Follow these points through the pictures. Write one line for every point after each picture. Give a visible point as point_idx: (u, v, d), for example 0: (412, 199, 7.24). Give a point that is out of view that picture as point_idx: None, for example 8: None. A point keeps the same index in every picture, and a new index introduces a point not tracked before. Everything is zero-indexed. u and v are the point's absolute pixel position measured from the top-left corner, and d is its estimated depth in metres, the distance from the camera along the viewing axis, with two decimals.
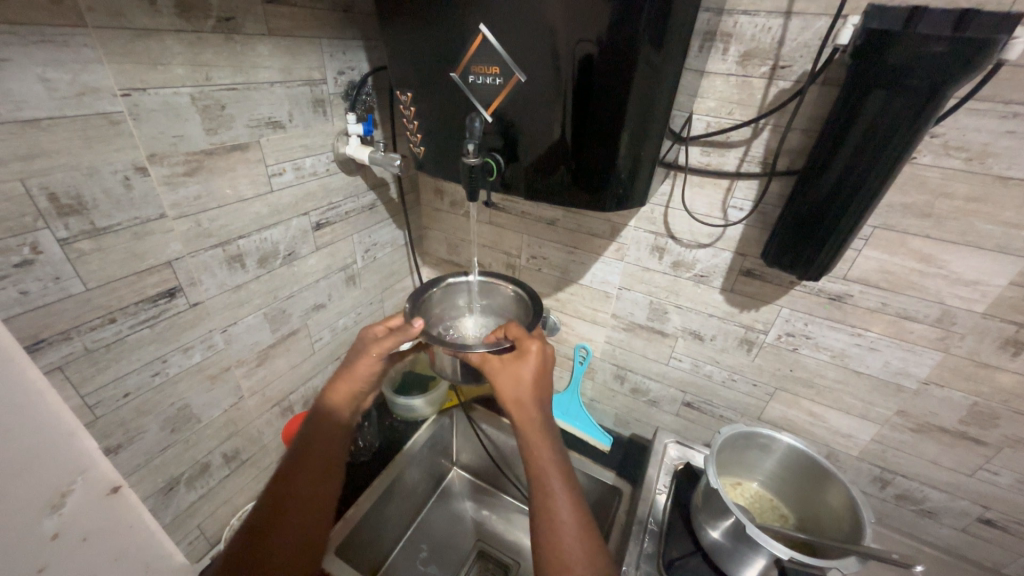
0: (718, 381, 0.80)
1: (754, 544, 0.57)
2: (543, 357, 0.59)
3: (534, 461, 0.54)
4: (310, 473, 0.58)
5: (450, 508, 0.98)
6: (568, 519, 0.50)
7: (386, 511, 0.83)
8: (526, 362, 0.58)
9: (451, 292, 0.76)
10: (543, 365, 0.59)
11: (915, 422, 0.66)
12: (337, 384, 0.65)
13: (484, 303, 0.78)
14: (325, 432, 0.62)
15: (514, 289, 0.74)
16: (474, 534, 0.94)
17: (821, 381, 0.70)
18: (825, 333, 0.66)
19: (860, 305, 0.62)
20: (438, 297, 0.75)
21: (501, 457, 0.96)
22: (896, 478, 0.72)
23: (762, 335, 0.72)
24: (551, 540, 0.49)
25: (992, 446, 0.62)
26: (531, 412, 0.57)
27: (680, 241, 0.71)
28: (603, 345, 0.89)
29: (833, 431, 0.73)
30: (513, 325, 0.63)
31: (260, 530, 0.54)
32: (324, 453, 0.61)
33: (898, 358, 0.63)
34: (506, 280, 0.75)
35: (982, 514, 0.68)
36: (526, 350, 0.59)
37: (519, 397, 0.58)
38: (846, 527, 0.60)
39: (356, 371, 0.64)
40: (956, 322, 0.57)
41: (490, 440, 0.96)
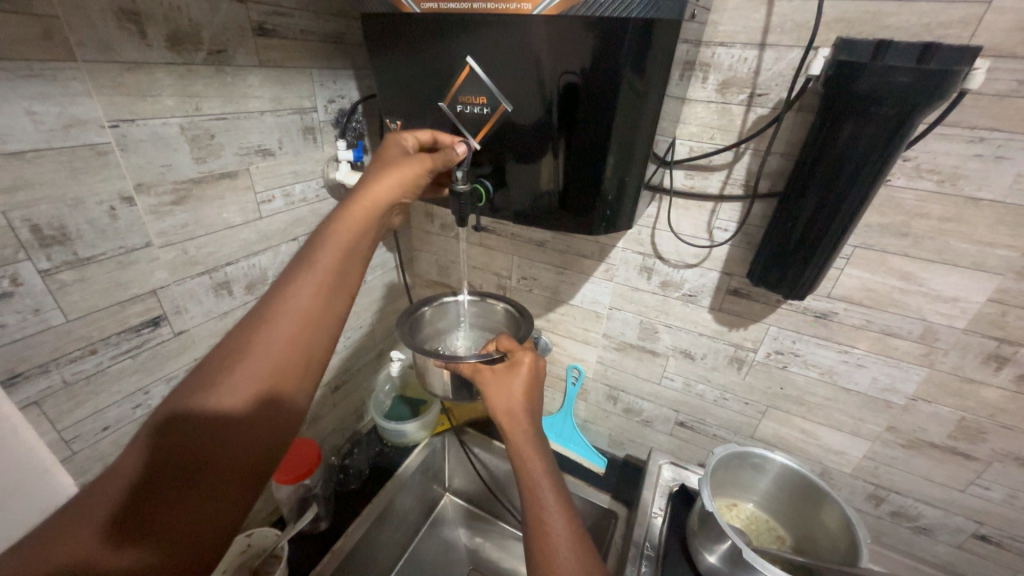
0: (711, 400, 0.80)
1: (751, 569, 0.55)
2: (536, 369, 0.60)
3: (525, 473, 0.53)
4: (315, 283, 0.38)
5: (442, 537, 0.96)
6: (561, 528, 0.48)
7: (377, 540, 0.80)
8: (520, 372, 0.58)
9: (439, 312, 0.76)
10: (534, 376, 0.59)
11: (905, 437, 0.66)
12: (343, 225, 0.42)
13: (474, 322, 0.79)
14: (333, 263, 0.40)
15: (505, 306, 0.75)
16: (468, 563, 0.92)
17: (812, 398, 0.71)
18: (813, 351, 0.67)
19: (846, 323, 0.63)
20: (430, 315, 0.75)
21: (494, 481, 0.94)
22: (891, 494, 0.71)
23: (752, 354, 0.72)
24: (545, 556, 0.46)
25: (982, 460, 0.62)
26: (521, 422, 0.56)
27: (667, 261, 0.72)
28: (595, 365, 0.89)
29: (825, 448, 0.73)
30: (504, 337, 0.64)
31: (236, 343, 0.35)
32: (325, 269, 0.39)
33: (885, 374, 0.64)
34: (498, 298, 0.76)
35: (977, 530, 0.67)
36: (519, 363, 0.59)
37: (509, 408, 0.57)
38: (843, 549, 0.59)
39: (372, 200, 0.44)
40: (938, 338, 0.59)
41: (483, 465, 0.94)
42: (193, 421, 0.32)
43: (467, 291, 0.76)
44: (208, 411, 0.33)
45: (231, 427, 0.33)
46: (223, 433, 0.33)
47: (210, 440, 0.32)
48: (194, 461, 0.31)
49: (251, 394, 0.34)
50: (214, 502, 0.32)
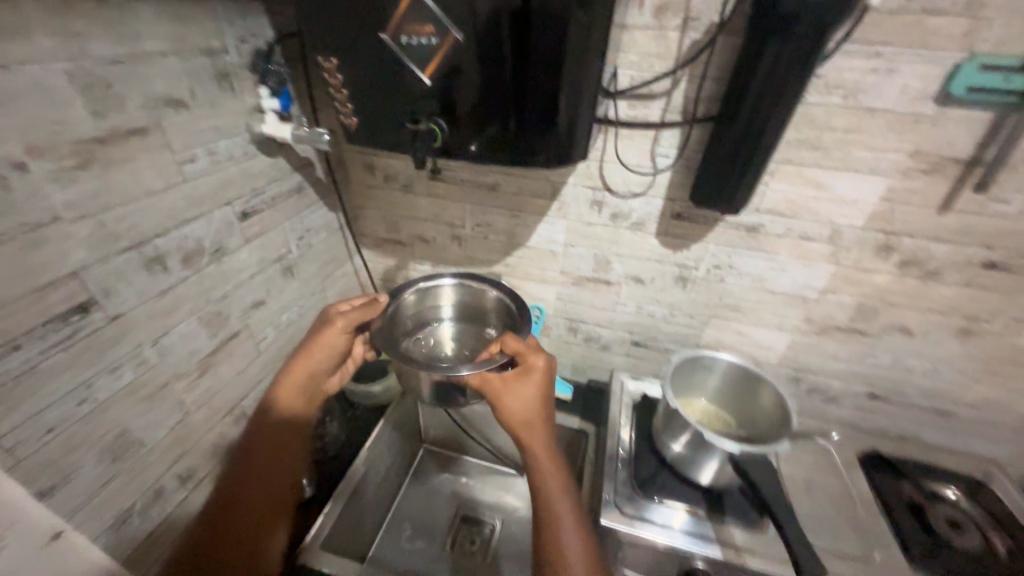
0: (661, 319, 0.88)
1: (708, 447, 0.64)
2: (547, 374, 0.61)
3: (538, 475, 0.57)
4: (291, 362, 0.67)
5: (424, 484, 0.99)
6: (571, 529, 0.54)
7: (364, 497, 0.82)
8: (533, 378, 0.60)
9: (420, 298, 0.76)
10: (546, 382, 0.61)
11: (818, 325, 0.79)
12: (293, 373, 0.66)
13: (464, 308, 0.79)
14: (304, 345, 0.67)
15: (497, 295, 0.74)
16: (454, 500, 0.95)
17: (745, 304, 0.81)
18: (744, 261, 0.76)
19: (771, 233, 0.72)
20: (416, 307, 0.76)
21: (470, 424, 0.98)
22: (807, 375, 0.86)
23: (694, 271, 0.80)
24: (557, 554, 0.52)
25: (873, 335, 0.77)
26: (535, 428, 0.59)
27: (615, 193, 0.75)
28: (554, 302, 0.93)
29: (755, 346, 0.85)
30: (510, 338, 0.63)
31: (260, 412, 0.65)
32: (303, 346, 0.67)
33: (802, 274, 0.74)
34: (488, 285, 0.75)
35: (869, 391, 0.84)
36: (530, 366, 0.60)
37: (524, 415, 0.59)
38: (778, 420, 0.70)
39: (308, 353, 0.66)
40: (843, 237, 0.69)
41: (458, 411, 0.97)
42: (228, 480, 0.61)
43: (453, 277, 0.76)
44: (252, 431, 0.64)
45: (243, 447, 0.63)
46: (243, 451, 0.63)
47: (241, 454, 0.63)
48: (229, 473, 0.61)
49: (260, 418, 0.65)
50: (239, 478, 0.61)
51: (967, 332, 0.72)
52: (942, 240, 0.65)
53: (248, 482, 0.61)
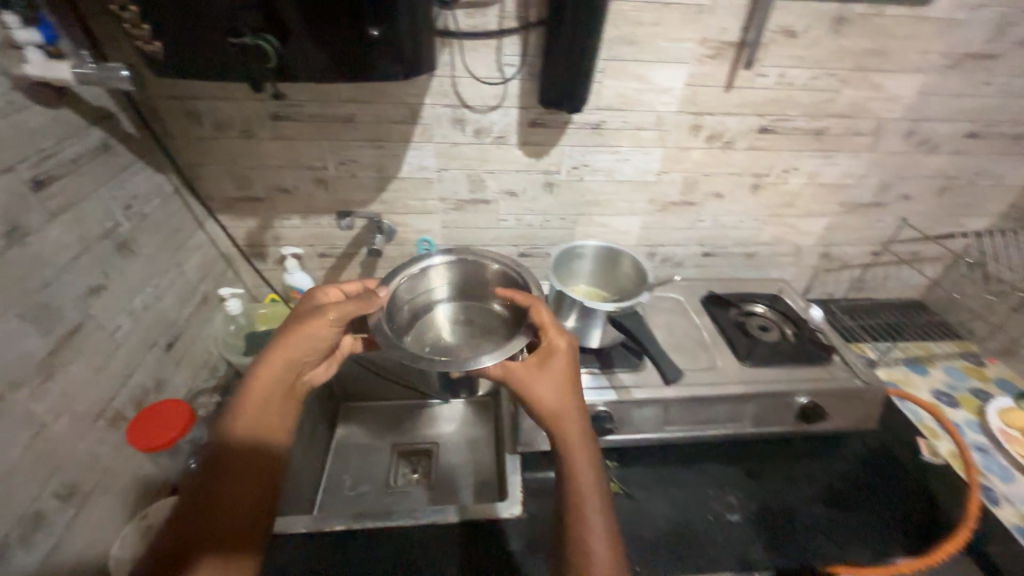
0: (539, 226, 0.97)
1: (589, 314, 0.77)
2: (572, 355, 0.61)
3: (568, 465, 0.54)
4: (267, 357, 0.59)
5: (359, 438, 0.99)
6: (598, 526, 0.51)
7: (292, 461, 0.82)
8: (558, 361, 0.60)
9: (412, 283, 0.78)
10: (572, 369, 0.60)
11: (659, 204, 0.95)
12: (270, 363, 0.59)
13: (461, 286, 0.83)
14: (283, 337, 0.60)
15: (501, 268, 0.79)
16: (388, 441, 0.98)
17: (603, 197, 0.93)
18: (596, 158, 0.86)
19: (611, 128, 0.82)
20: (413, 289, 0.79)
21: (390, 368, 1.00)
22: (659, 248, 1.04)
23: (558, 175, 0.88)
24: (586, 555, 0.49)
25: (697, 203, 0.96)
26: (566, 418, 0.56)
27: (474, 109, 0.78)
28: (441, 231, 0.96)
29: (618, 233, 1.00)
30: (535, 318, 0.65)
31: (235, 413, 0.55)
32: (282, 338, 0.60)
33: (641, 161, 0.87)
34: (487, 259, 0.80)
35: (703, 251, 1.06)
36: (554, 348, 0.61)
37: (554, 404, 0.57)
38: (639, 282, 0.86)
39: (290, 341, 0.60)
40: (665, 122, 0.82)
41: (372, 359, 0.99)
42: (193, 494, 0.49)
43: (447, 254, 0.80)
44: (223, 437, 0.54)
45: (215, 461, 0.52)
46: (212, 464, 0.51)
47: (211, 468, 0.51)
48: (198, 489, 0.49)
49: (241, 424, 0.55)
50: (208, 494, 0.49)
51: (757, 186, 0.94)
52: (731, 114, 0.82)
53: (213, 498, 0.49)
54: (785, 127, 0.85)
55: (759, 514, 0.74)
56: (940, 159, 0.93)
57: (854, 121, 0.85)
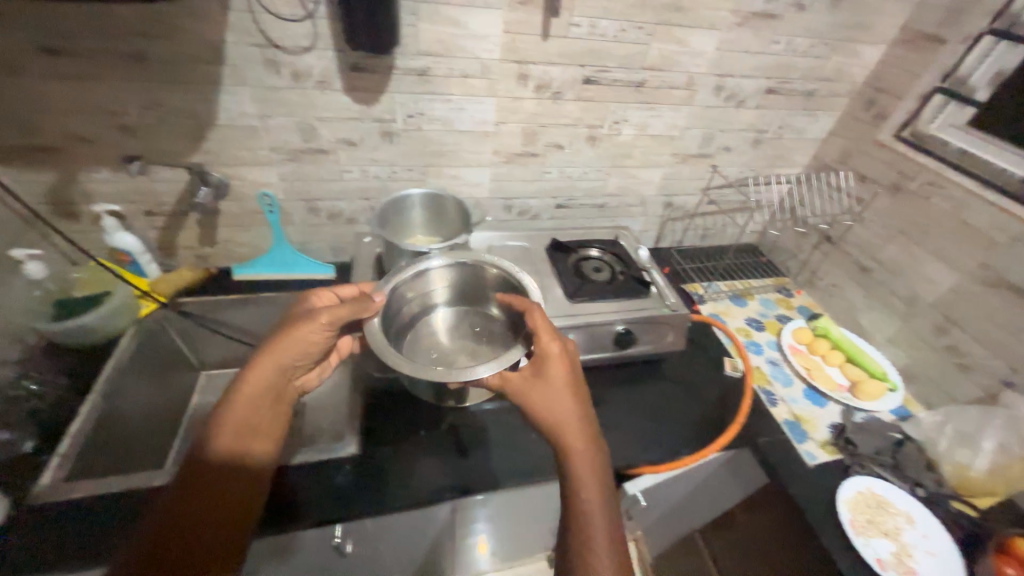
0: (387, 178, 0.97)
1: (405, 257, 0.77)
2: (569, 359, 0.64)
3: (573, 467, 0.57)
4: (261, 365, 0.62)
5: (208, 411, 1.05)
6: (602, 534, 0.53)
7: (123, 424, 0.83)
8: (557, 368, 0.62)
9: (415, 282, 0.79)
10: (573, 374, 0.62)
11: (503, 155, 0.99)
12: (260, 368, 0.62)
13: (458, 286, 0.83)
14: (276, 345, 0.63)
15: (501, 273, 0.79)
16: None
17: (446, 147, 0.94)
18: (429, 106, 0.87)
19: (438, 75, 0.83)
20: (413, 291, 0.79)
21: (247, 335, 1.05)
22: (514, 200, 1.09)
23: (395, 124, 0.88)
24: (582, 552, 0.52)
25: (540, 154, 1.00)
26: (570, 423, 0.59)
27: (284, 49, 0.75)
28: (282, 184, 0.93)
29: (470, 185, 1.03)
30: (535, 325, 0.66)
31: (226, 416, 0.60)
32: (275, 348, 0.63)
33: (476, 110, 0.90)
34: (488, 264, 0.79)
35: (556, 202, 1.12)
36: (549, 353, 0.63)
37: (557, 409, 0.59)
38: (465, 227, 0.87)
39: (283, 348, 0.63)
40: (491, 70, 0.84)
41: (224, 327, 1.02)
42: (181, 493, 0.55)
43: (441, 257, 0.78)
44: (217, 439, 0.59)
45: (207, 461, 0.57)
46: (203, 464, 0.57)
47: (201, 468, 0.57)
48: (184, 488, 0.55)
49: (231, 429, 0.59)
50: (191, 495, 0.55)
51: (593, 138, 1.00)
52: (553, 64, 0.86)
53: (191, 498, 0.55)
54: (606, 78, 0.90)
55: None
56: (748, 112, 1.04)
57: (668, 75, 0.93)
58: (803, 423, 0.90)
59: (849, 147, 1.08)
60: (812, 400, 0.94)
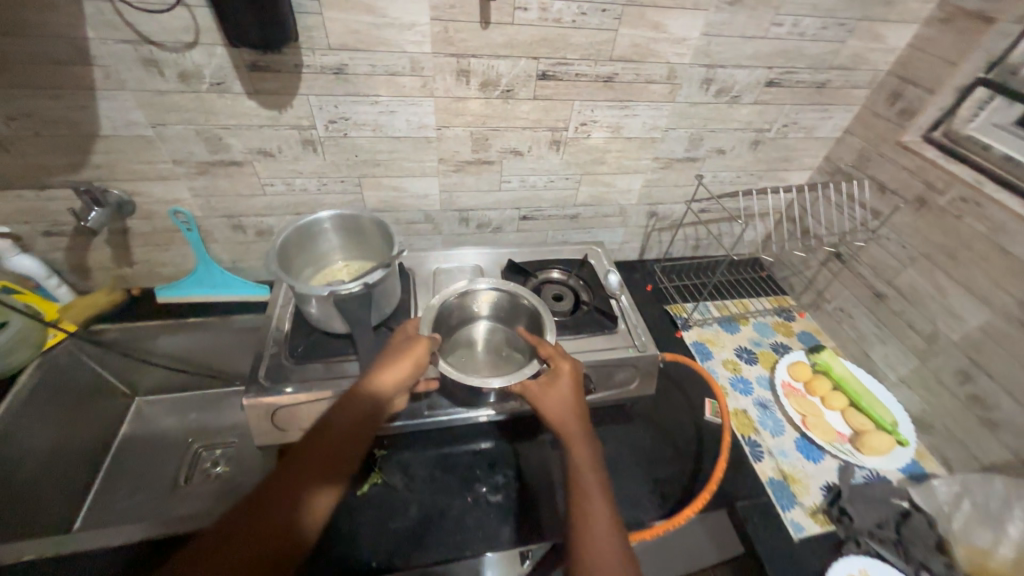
0: (316, 191, 0.84)
1: (307, 298, 0.64)
2: (575, 376, 0.63)
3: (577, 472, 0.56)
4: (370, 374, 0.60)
5: (149, 429, 0.96)
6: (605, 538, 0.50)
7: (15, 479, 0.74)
8: (563, 378, 0.62)
9: (461, 303, 0.75)
10: (577, 383, 0.63)
11: (451, 163, 0.85)
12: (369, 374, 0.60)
13: (498, 311, 0.78)
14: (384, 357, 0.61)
15: (533, 304, 0.73)
16: (186, 438, 0.95)
17: (381, 156, 0.81)
18: (354, 110, 0.74)
19: (358, 73, 0.69)
20: (453, 308, 0.75)
21: (184, 359, 0.97)
22: (470, 213, 0.95)
23: (315, 131, 0.75)
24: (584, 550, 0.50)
25: (496, 162, 0.86)
26: (574, 431, 0.59)
27: (163, 46, 0.62)
28: (195, 201, 0.81)
29: (415, 197, 0.89)
30: (542, 341, 0.66)
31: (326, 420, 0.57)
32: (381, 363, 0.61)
33: (412, 114, 0.76)
34: (522, 294, 0.74)
35: (520, 214, 0.98)
36: (559, 371, 0.63)
37: (561, 416, 0.60)
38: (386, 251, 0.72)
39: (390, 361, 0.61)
40: (423, 66, 0.70)
41: (153, 352, 0.94)
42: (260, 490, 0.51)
43: (485, 282, 0.74)
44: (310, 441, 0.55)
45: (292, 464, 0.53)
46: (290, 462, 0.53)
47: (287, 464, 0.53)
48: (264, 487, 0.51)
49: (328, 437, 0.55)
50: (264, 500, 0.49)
51: (557, 142, 0.85)
52: (499, 56, 0.71)
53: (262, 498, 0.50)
54: (566, 73, 0.75)
55: (523, 491, 0.72)
56: (745, 109, 0.87)
57: (642, 68, 0.77)
58: (791, 484, 0.77)
59: (866, 149, 0.91)
60: (805, 454, 0.81)
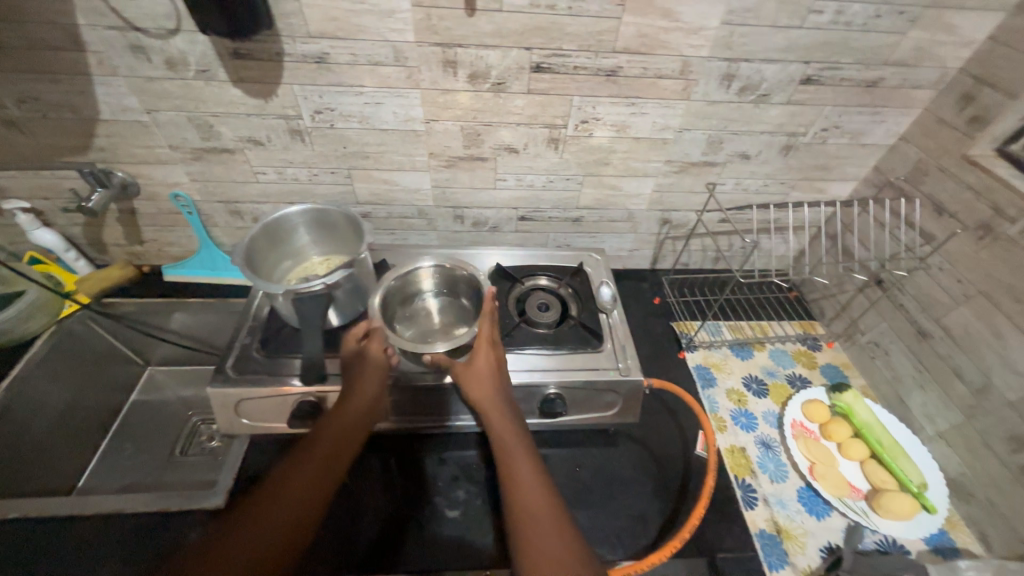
0: (308, 181, 0.83)
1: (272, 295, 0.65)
2: (498, 359, 0.63)
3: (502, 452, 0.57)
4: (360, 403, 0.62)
5: (155, 398, 0.99)
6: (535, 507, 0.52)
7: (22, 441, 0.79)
8: (485, 358, 0.62)
9: (404, 284, 0.72)
10: (499, 360, 0.63)
11: (443, 159, 0.81)
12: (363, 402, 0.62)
13: (446, 289, 0.76)
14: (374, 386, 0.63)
15: (473, 275, 0.71)
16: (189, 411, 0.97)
17: (370, 149, 0.78)
18: (339, 101, 0.71)
19: (340, 63, 0.67)
20: (401, 289, 0.72)
21: (189, 338, 1.00)
22: (465, 210, 0.91)
23: (302, 121, 0.74)
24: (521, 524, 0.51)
25: (490, 159, 0.82)
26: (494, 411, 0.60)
27: (148, 33, 0.62)
28: (193, 185, 0.83)
29: (408, 191, 0.86)
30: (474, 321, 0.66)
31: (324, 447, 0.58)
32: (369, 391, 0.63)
33: (399, 106, 0.73)
34: (460, 266, 0.72)
35: (520, 214, 0.92)
36: (481, 352, 0.63)
37: (482, 397, 0.60)
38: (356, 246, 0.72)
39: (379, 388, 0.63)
40: (407, 56, 0.66)
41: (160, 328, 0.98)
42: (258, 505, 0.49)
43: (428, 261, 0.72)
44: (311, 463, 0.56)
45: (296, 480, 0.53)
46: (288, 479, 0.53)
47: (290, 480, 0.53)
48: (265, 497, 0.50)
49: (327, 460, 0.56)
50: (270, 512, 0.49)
51: (555, 140, 0.79)
52: (488, 46, 0.66)
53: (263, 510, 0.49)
54: (563, 65, 0.69)
55: (483, 509, 0.68)
56: (775, 110, 0.76)
57: (651, 61, 0.69)
58: (785, 540, 0.68)
59: (925, 162, 0.77)
60: (806, 506, 0.71)
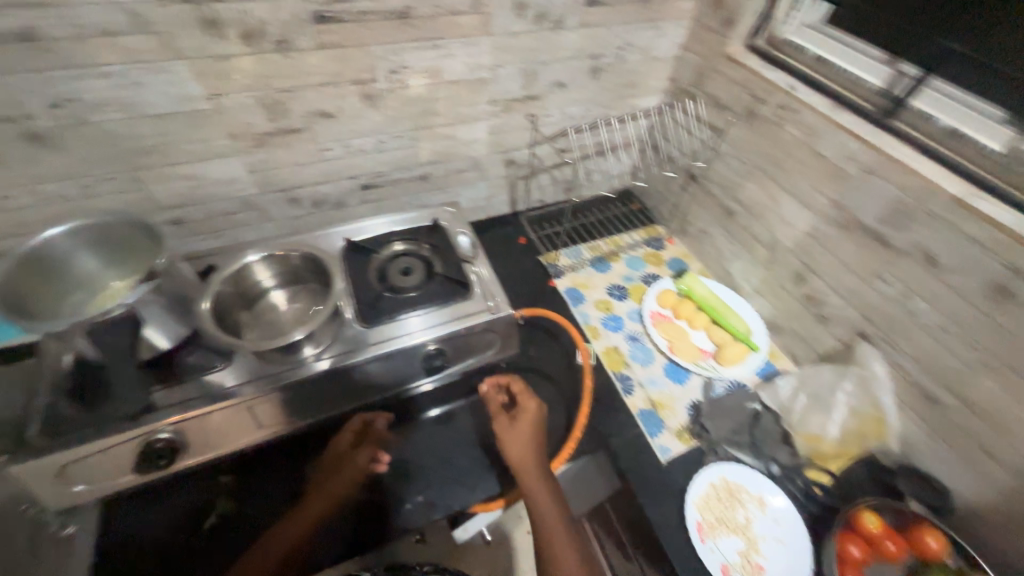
0: (81, 195, 0.68)
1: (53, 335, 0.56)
2: (537, 419, 0.68)
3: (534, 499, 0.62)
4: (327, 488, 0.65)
5: None
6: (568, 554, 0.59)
7: None
8: (531, 418, 0.67)
9: (235, 285, 0.66)
10: (538, 420, 0.68)
11: (248, 138, 0.72)
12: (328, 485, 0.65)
13: (288, 277, 0.71)
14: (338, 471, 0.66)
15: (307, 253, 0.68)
16: None
17: (150, 140, 0.66)
18: (80, 87, 0.58)
19: (59, 37, 0.54)
20: (234, 291, 0.66)
21: None
22: (298, 191, 0.83)
23: (37, 120, 0.59)
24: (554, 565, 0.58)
25: (304, 129, 0.74)
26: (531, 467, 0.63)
27: None
28: None
29: (219, 182, 0.76)
30: (513, 382, 0.71)
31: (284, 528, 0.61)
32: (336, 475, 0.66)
33: (165, 83, 0.62)
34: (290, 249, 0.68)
35: (361, 183, 0.87)
36: (526, 410, 0.68)
37: (523, 453, 0.64)
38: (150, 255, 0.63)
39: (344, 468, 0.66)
40: (150, 19, 0.56)
41: None
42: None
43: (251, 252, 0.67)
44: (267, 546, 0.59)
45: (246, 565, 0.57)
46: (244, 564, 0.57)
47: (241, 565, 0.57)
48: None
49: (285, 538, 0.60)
50: None
51: (369, 96, 0.74)
52: None
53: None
54: (347, 10, 0.64)
55: None
56: (572, 35, 0.81)
57: None
58: (660, 410, 0.79)
59: (702, 65, 0.89)
60: (671, 377, 0.84)
